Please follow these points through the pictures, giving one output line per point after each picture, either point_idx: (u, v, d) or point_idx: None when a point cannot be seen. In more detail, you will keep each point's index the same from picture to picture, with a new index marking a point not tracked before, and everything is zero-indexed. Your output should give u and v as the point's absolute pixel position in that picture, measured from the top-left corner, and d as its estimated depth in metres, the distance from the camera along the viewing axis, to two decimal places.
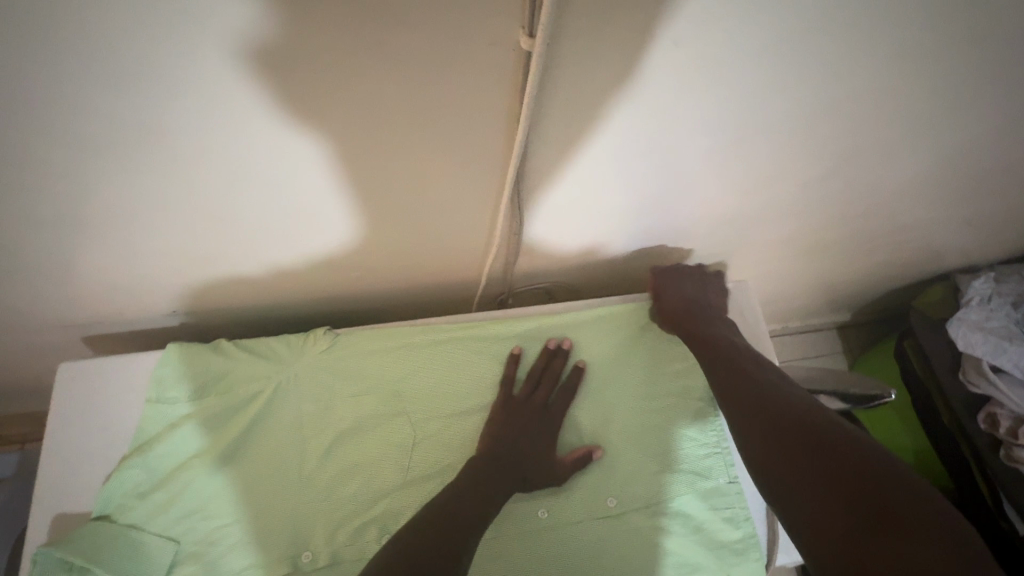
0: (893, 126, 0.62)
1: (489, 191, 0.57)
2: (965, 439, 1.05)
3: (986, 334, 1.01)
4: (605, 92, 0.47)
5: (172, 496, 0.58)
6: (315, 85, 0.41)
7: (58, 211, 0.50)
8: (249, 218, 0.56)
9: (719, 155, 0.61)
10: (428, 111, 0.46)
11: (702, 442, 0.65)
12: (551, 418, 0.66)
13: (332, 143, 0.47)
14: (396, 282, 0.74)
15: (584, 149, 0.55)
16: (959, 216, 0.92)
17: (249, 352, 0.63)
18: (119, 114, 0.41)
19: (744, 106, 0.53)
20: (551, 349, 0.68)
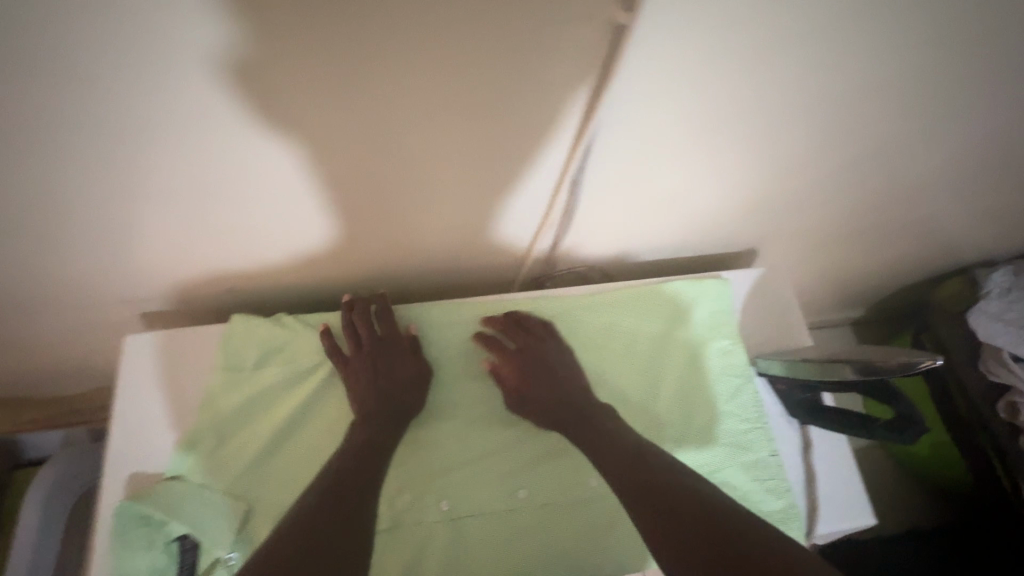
0: (932, 113, 0.64)
1: (554, 170, 0.60)
2: (985, 430, 1.08)
3: (1006, 324, 1.04)
4: (674, 69, 0.51)
5: (241, 458, 0.60)
6: (417, 62, 0.44)
7: (148, 186, 0.52)
8: (321, 197, 0.58)
9: (768, 140, 0.63)
10: (509, 89, 0.49)
11: (744, 416, 0.68)
12: (396, 361, 0.65)
13: (416, 121, 0.50)
14: (445, 267, 0.77)
15: (645, 131, 0.57)
16: (979, 210, 0.95)
17: (313, 329, 0.67)
18: (230, 88, 0.44)
19: (798, 91, 0.57)
20: (348, 303, 0.68)
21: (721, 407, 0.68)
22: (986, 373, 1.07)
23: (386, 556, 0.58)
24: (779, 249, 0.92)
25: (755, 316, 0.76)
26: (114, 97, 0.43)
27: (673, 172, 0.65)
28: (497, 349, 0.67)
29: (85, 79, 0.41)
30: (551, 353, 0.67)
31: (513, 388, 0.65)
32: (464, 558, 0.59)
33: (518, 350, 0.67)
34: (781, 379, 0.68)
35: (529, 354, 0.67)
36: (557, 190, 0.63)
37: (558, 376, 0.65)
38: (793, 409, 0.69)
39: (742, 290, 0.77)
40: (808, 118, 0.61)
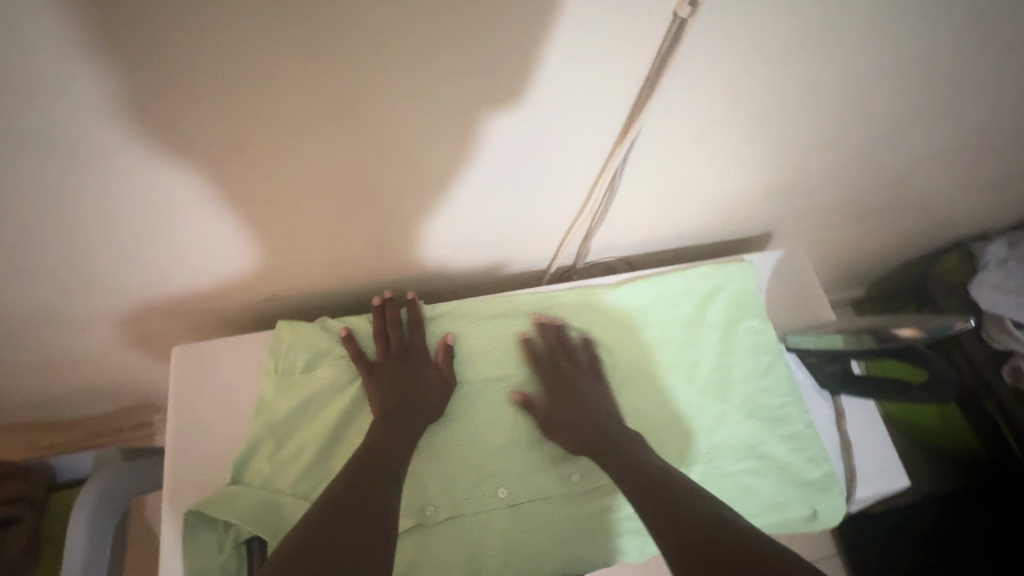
0: (944, 93, 0.68)
1: (591, 165, 0.62)
2: (989, 396, 1.12)
3: (1006, 292, 1.09)
4: (721, 63, 0.53)
5: (300, 460, 0.61)
6: (484, 72, 0.45)
7: (207, 205, 0.53)
8: (369, 205, 0.60)
9: (795, 124, 0.66)
10: (566, 90, 0.50)
11: (778, 391, 0.71)
12: (420, 368, 0.65)
13: (475, 127, 0.51)
14: (476, 267, 0.78)
15: (685, 123, 0.60)
16: (977, 183, 0.99)
17: (356, 333, 0.68)
18: (305, 107, 0.44)
19: (823, 78, 0.59)
20: (378, 307, 0.68)
21: (756, 383, 0.71)
22: (989, 340, 1.11)
23: (450, 546, 0.59)
24: (790, 230, 0.95)
25: (779, 296, 0.79)
26: (176, 123, 0.43)
27: (700, 161, 0.68)
28: (542, 369, 0.67)
29: (154, 104, 0.41)
30: (589, 389, 0.66)
31: (545, 410, 0.64)
32: (523, 543, 0.60)
33: (553, 369, 0.67)
34: (811, 353, 0.71)
35: (572, 380, 0.66)
36: (595, 184, 0.65)
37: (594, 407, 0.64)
38: (823, 380, 0.72)
39: (764, 273, 0.80)
40: (830, 102, 0.64)
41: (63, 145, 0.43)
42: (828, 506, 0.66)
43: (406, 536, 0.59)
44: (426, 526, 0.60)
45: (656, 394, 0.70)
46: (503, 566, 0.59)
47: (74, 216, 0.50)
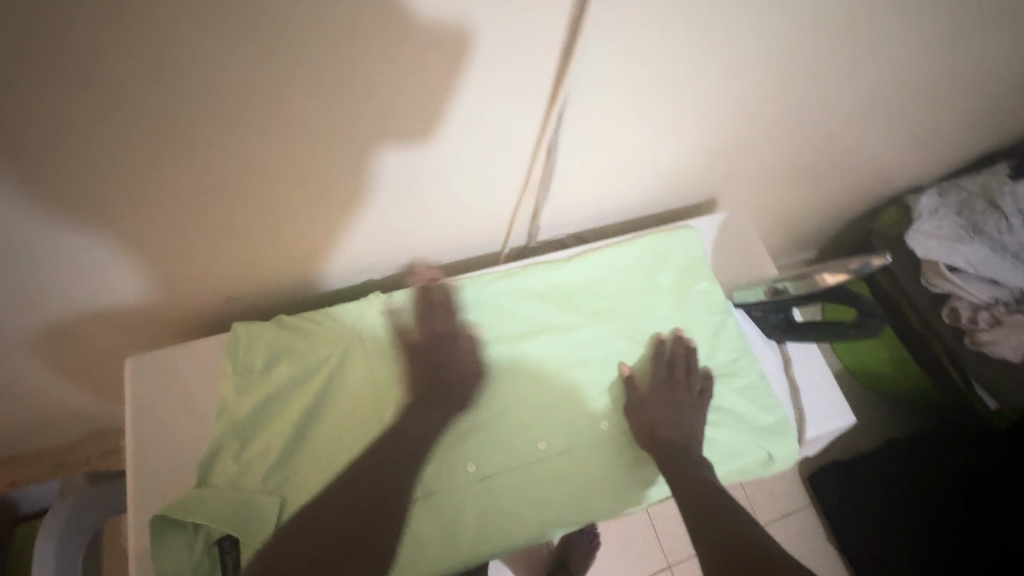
0: (855, 47, 0.71)
1: (526, 144, 0.63)
2: (937, 339, 1.21)
3: (940, 240, 1.15)
4: (638, 30, 0.54)
5: (266, 456, 0.61)
6: (400, 48, 0.46)
7: (143, 206, 0.52)
8: (311, 198, 0.60)
9: (721, 87, 0.68)
10: (490, 66, 0.51)
11: (729, 346, 0.74)
12: (455, 352, 0.69)
13: (404, 105, 0.52)
14: (427, 254, 0.79)
15: (613, 90, 0.61)
16: (902, 136, 1.04)
17: (312, 328, 0.68)
18: (232, 97, 0.45)
19: (739, 42, 0.62)
20: (423, 295, 0.71)
21: (707, 339, 0.74)
22: (928, 286, 1.19)
23: (423, 526, 0.60)
24: (735, 195, 0.99)
25: (722, 256, 0.82)
26: (93, 120, 0.42)
27: (635, 132, 0.70)
28: (658, 369, 0.70)
29: (65, 101, 0.40)
30: (690, 402, 0.68)
31: (637, 401, 0.68)
32: (496, 516, 0.62)
33: (669, 375, 0.69)
34: (756, 306, 0.76)
35: (681, 388, 0.69)
36: (533, 161, 0.66)
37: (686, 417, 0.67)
38: (769, 331, 0.76)
39: (708, 236, 0.83)
40: (750, 66, 0.66)
41: None
42: (782, 450, 0.70)
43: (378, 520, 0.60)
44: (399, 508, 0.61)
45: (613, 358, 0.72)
46: (478, 538, 0.60)
47: (6, 236, 0.49)
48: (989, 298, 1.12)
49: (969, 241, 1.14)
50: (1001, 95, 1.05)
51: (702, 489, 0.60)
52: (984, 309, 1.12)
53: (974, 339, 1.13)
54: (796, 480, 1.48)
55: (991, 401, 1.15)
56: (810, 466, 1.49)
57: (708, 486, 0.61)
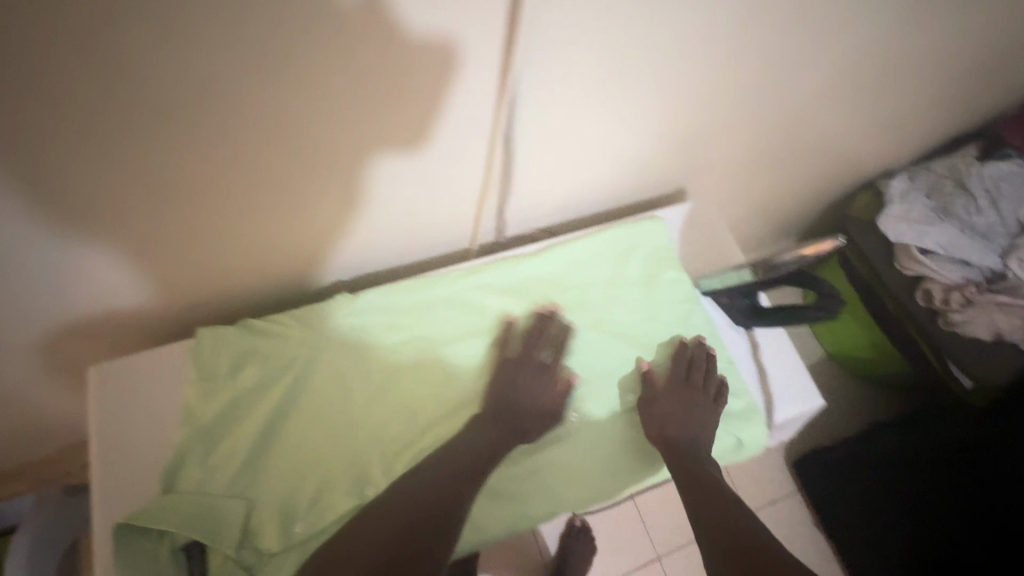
0: (811, 33, 0.72)
1: (480, 143, 0.63)
2: (912, 321, 1.23)
3: (911, 223, 1.16)
4: (584, 24, 0.54)
5: (233, 460, 0.61)
6: (345, 51, 0.46)
7: (123, 216, 0.53)
8: (274, 203, 0.60)
9: (678, 79, 0.69)
10: (436, 62, 0.51)
11: (697, 335, 0.75)
12: (539, 384, 0.68)
13: (366, 108, 0.52)
14: (394, 256, 0.79)
15: (565, 84, 0.60)
16: (868, 120, 1.05)
17: (277, 331, 0.67)
18: (213, 111, 0.46)
19: (689, 37, 0.62)
20: (541, 317, 0.72)
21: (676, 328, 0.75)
22: (902, 269, 1.20)
23: None
24: (705, 185, 0.99)
25: (689, 245, 0.83)
26: (78, 133, 0.43)
27: (594, 126, 0.70)
28: (674, 369, 0.71)
29: (53, 116, 0.41)
30: (700, 401, 0.70)
31: (651, 401, 0.69)
32: (477, 514, 0.62)
33: (687, 378, 0.71)
34: (723, 292, 0.79)
35: (694, 387, 0.70)
36: (491, 159, 0.66)
37: (696, 416, 0.69)
38: (736, 316, 0.77)
39: (675, 226, 0.83)
40: (704, 58, 0.67)
41: None
42: (751, 435, 0.71)
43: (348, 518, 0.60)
44: None
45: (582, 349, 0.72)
46: None
47: None
48: (960, 279, 1.13)
49: (939, 223, 1.14)
50: (964, 77, 1.06)
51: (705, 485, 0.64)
52: (955, 289, 1.13)
53: (948, 321, 1.14)
54: (781, 466, 1.49)
55: (967, 380, 1.16)
56: (795, 451, 1.50)
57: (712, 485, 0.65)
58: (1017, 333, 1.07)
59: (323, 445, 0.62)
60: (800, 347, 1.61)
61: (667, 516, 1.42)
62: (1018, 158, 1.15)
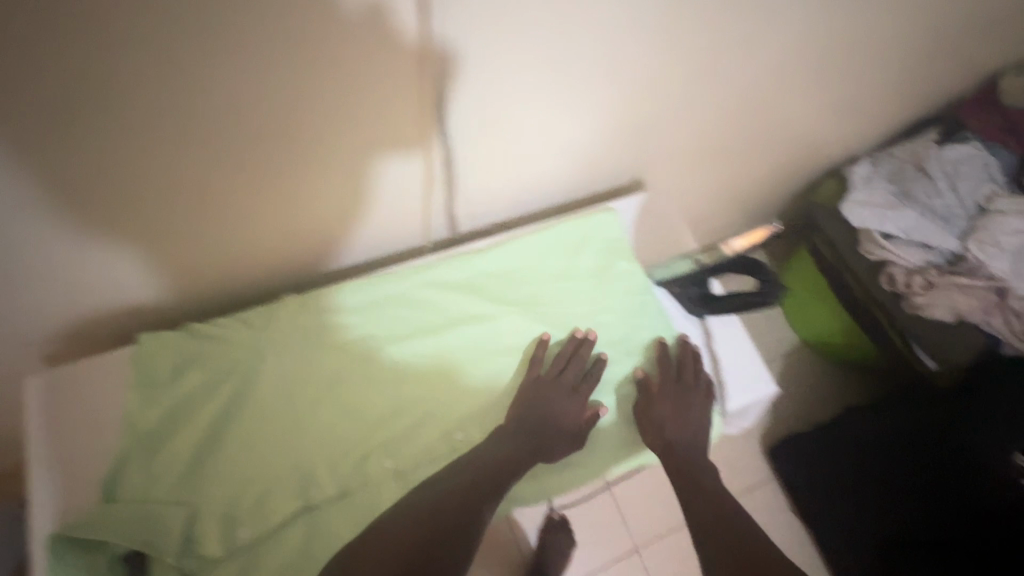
0: (752, 23, 0.72)
1: (412, 143, 0.62)
2: (878, 305, 1.24)
3: (872, 208, 1.17)
4: (503, 13, 0.53)
5: (174, 467, 0.60)
6: (258, 45, 0.46)
7: (125, 213, 0.55)
8: (223, 206, 0.60)
9: (621, 71, 0.68)
10: (352, 56, 0.50)
11: (649, 325, 0.75)
12: (570, 408, 0.68)
13: (324, 106, 0.54)
14: (342, 258, 0.78)
15: (499, 77, 0.60)
16: (825, 106, 1.06)
17: (219, 334, 0.66)
18: (201, 109, 0.49)
19: (622, 29, 0.62)
20: (576, 339, 0.71)
21: (627, 320, 0.75)
22: (866, 254, 1.21)
23: (341, 523, 0.60)
24: (664, 177, 0.99)
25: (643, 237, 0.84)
26: (81, 133, 0.46)
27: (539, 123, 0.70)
28: (665, 372, 0.71)
29: (57, 116, 0.44)
30: (692, 400, 0.71)
31: (648, 408, 0.69)
32: None
33: (677, 378, 0.71)
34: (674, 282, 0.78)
35: (686, 389, 0.71)
36: (430, 160, 0.65)
37: (690, 416, 0.71)
38: (687, 305, 0.77)
39: (628, 217, 0.84)
40: (642, 50, 0.67)
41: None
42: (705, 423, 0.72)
43: (294, 521, 0.59)
44: (314, 508, 0.60)
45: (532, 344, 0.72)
46: None
47: None
48: (922, 263, 1.14)
49: (901, 207, 1.15)
50: (919, 61, 1.06)
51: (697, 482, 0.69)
52: (918, 273, 1.14)
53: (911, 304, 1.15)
54: (757, 454, 1.50)
55: (931, 363, 1.18)
56: (770, 439, 1.51)
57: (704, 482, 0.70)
58: (977, 314, 1.09)
59: (267, 448, 0.62)
60: (774, 335, 1.62)
61: (645, 508, 1.42)
62: (977, 140, 1.15)
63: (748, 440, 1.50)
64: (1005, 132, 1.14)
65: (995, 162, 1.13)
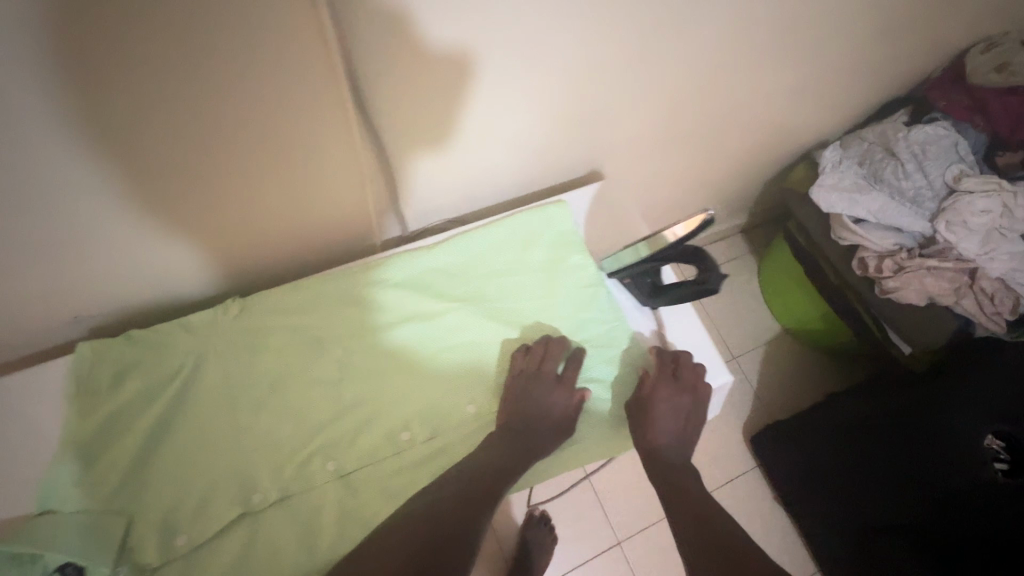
0: (700, 14, 0.71)
1: (347, 145, 0.61)
2: (853, 291, 1.24)
3: (841, 192, 1.17)
4: (425, 28, 0.53)
5: (110, 476, 0.59)
6: (197, 53, 0.46)
7: (153, 192, 0.57)
8: (180, 204, 0.60)
9: (556, 71, 0.67)
10: (265, 64, 0.49)
11: (601, 317, 0.74)
12: (557, 396, 0.67)
13: (304, 108, 0.55)
14: (294, 253, 0.77)
15: (421, 83, 0.58)
16: (788, 87, 1.05)
17: (158, 339, 0.65)
18: (160, 109, 0.49)
19: (561, 33, 0.61)
20: (550, 340, 0.70)
21: (579, 312, 0.74)
22: (839, 240, 1.20)
23: (282, 526, 0.59)
24: (622, 166, 0.99)
25: (596, 228, 0.83)
26: (117, 111, 0.47)
27: (486, 124, 0.69)
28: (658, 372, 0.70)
29: (93, 91, 0.45)
30: (685, 401, 0.70)
31: (643, 407, 0.68)
32: (372, 514, 0.61)
33: (675, 377, 0.71)
34: (625, 276, 0.76)
35: (681, 386, 0.70)
36: (366, 161, 0.65)
37: (680, 419, 0.70)
38: (639, 296, 0.76)
39: (582, 209, 0.84)
40: (589, 49, 0.66)
41: (31, 134, 0.46)
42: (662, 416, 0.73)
43: (234, 526, 0.59)
44: (255, 513, 0.59)
45: (480, 340, 0.71)
46: (337, 539, 0.59)
47: None
48: (893, 246, 1.13)
49: (870, 190, 1.14)
50: (882, 41, 1.04)
51: (686, 486, 0.69)
52: (889, 256, 1.13)
53: (884, 289, 1.13)
54: (740, 443, 1.49)
55: (906, 347, 1.17)
56: (752, 428, 1.50)
57: (690, 487, 0.69)
58: (948, 296, 1.08)
59: (210, 454, 0.61)
60: (754, 323, 1.61)
61: (626, 501, 1.41)
62: (946, 120, 1.14)
63: (729, 429, 1.49)
64: (972, 111, 1.13)
65: (965, 142, 1.11)
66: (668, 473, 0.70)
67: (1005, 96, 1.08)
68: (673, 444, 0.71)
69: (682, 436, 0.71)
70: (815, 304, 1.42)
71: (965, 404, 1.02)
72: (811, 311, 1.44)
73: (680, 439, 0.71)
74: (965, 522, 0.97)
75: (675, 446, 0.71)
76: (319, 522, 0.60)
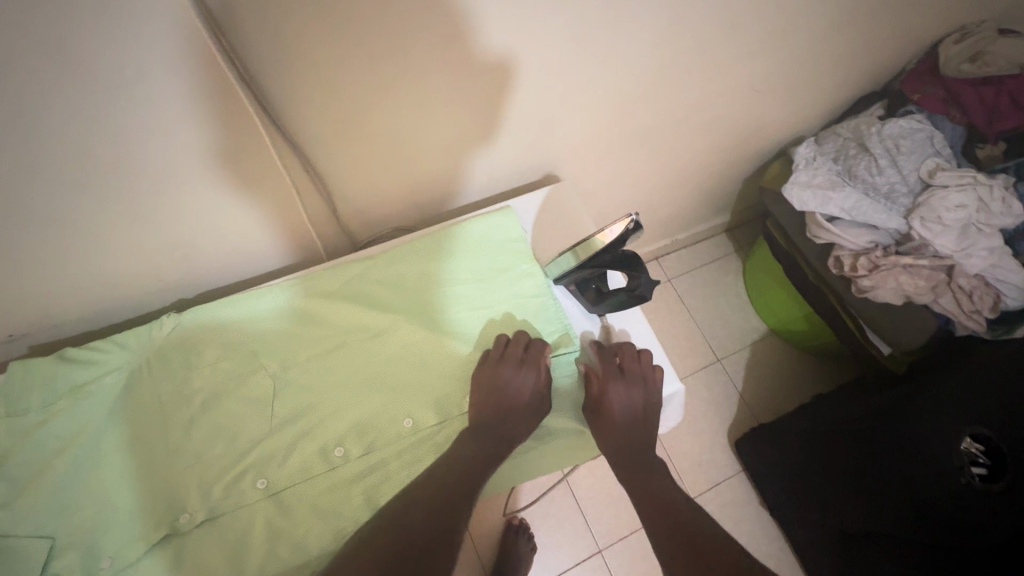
0: (639, 19, 0.71)
1: (264, 153, 0.61)
2: (831, 290, 1.21)
3: (814, 189, 1.13)
4: (336, 39, 0.53)
5: (34, 500, 0.58)
6: (143, 64, 0.47)
7: (172, 179, 0.59)
8: (150, 203, 0.61)
9: (470, 83, 0.66)
10: (165, 77, 0.49)
11: (546, 326, 0.72)
12: (522, 379, 0.66)
13: (218, 120, 0.55)
14: (237, 261, 0.77)
15: (331, 91, 0.58)
16: (753, 86, 1.03)
17: (88, 356, 0.64)
18: (96, 120, 0.50)
19: (485, 41, 0.61)
20: (506, 338, 0.69)
21: (521, 319, 0.72)
22: (814, 238, 1.16)
23: (209, 546, 0.58)
24: (578, 167, 0.98)
25: (543, 232, 0.83)
26: (145, 98, 0.50)
27: (422, 129, 0.69)
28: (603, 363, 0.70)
29: (123, 76, 0.47)
30: (639, 388, 0.69)
31: (596, 398, 0.68)
32: (301, 533, 0.59)
33: (621, 371, 0.69)
34: (569, 283, 0.74)
35: (632, 377, 0.69)
36: (282, 169, 0.64)
37: (639, 411, 0.69)
38: (584, 302, 0.75)
39: (530, 211, 0.84)
40: (526, 54, 0.66)
41: (74, 110, 0.48)
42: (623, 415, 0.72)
43: (160, 548, 0.58)
44: (181, 534, 0.58)
45: (419, 352, 0.69)
46: (265, 559, 0.58)
47: None
48: (868, 243, 1.10)
49: (843, 187, 1.11)
50: (850, 35, 1.01)
51: (657, 484, 0.66)
52: (864, 254, 1.10)
53: (861, 289, 1.10)
54: (725, 446, 1.45)
55: (886, 347, 1.15)
56: (738, 431, 1.46)
57: (661, 482, 0.66)
58: (925, 294, 1.04)
59: (140, 474, 0.60)
60: (739, 323, 1.58)
61: (607, 506, 1.39)
62: (920, 114, 1.10)
63: (714, 433, 1.46)
64: (946, 103, 1.09)
65: (940, 136, 1.08)
66: (637, 470, 0.67)
67: (979, 86, 1.06)
68: (642, 441, 0.68)
69: (647, 429, 0.69)
70: (796, 304, 1.39)
71: (960, 398, 0.94)
72: (793, 311, 1.41)
73: (645, 435, 0.69)
74: (956, 528, 0.88)
75: (642, 440, 0.68)
76: (247, 542, 0.58)
